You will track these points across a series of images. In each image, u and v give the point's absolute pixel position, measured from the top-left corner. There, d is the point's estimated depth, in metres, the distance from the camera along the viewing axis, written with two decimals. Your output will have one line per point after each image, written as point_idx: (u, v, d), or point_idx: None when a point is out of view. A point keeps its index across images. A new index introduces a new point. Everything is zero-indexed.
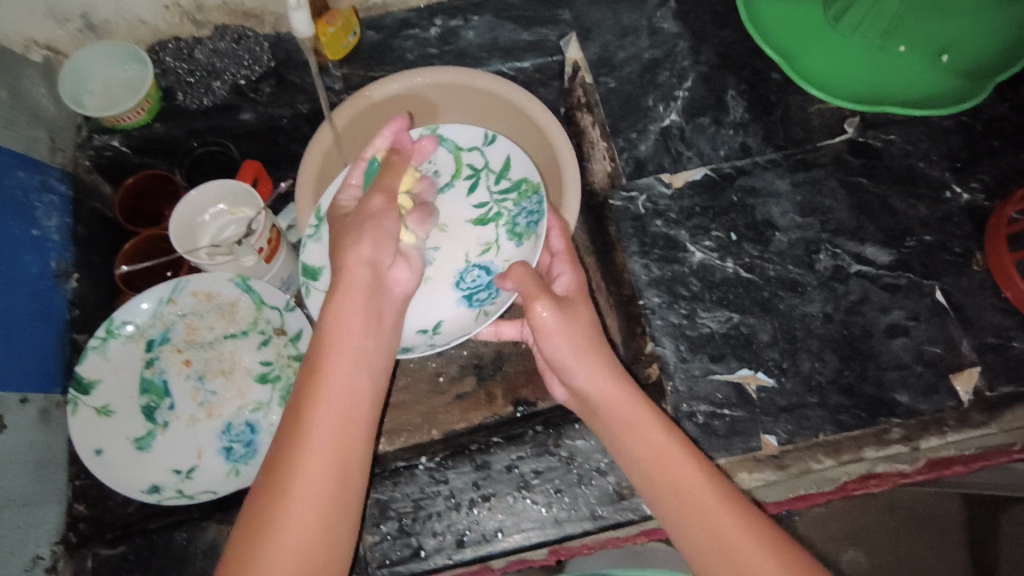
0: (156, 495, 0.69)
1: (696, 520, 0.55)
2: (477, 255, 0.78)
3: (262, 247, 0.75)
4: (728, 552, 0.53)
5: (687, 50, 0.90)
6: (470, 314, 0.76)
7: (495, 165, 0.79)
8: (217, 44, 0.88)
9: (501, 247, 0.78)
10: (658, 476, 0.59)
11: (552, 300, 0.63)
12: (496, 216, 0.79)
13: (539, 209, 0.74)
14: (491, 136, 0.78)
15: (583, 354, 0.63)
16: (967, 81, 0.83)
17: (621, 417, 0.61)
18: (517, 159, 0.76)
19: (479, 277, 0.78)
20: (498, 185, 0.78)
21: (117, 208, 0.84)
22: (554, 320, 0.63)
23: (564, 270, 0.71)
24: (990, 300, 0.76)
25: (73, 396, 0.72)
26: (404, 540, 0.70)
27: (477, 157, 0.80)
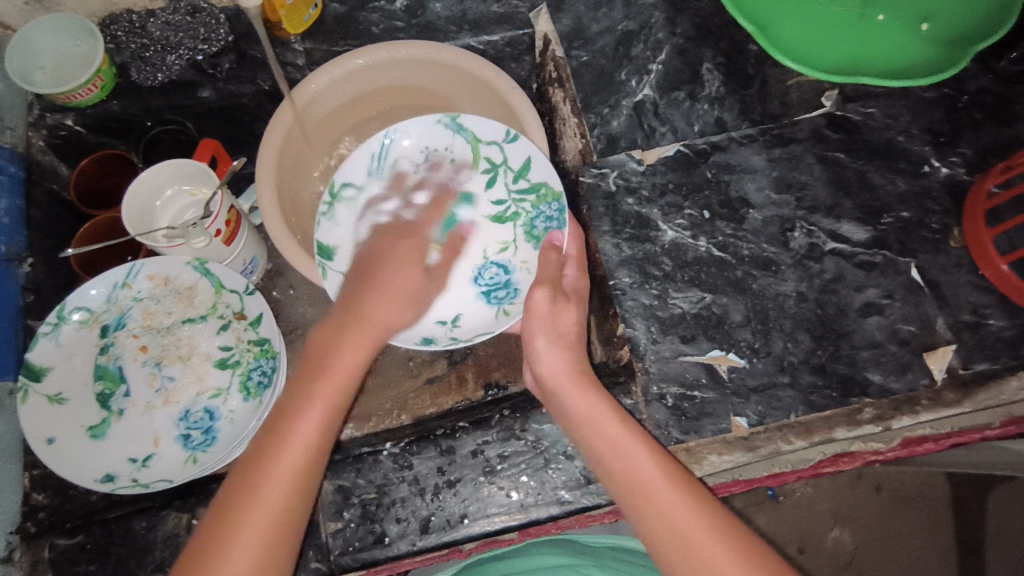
0: (110, 484, 0.68)
1: (645, 501, 0.54)
2: (495, 254, 0.78)
3: (218, 229, 0.71)
4: (675, 530, 0.52)
5: (663, 21, 0.86)
6: (488, 311, 0.76)
7: (514, 164, 0.76)
8: (171, 17, 0.85)
9: (518, 247, 0.78)
10: (612, 460, 0.58)
11: (550, 288, 0.67)
12: (514, 215, 0.78)
13: (559, 218, 0.74)
14: (513, 133, 0.73)
15: (552, 341, 0.66)
16: (946, 48, 0.77)
17: (581, 403, 0.62)
18: (537, 163, 0.73)
19: (496, 274, 0.78)
20: (516, 186, 0.76)
21: (72, 188, 0.80)
22: (547, 305, 0.67)
23: (570, 271, 0.72)
24: (967, 277, 0.74)
25: (23, 382, 0.69)
26: (367, 527, 0.69)
27: (496, 151, 0.76)
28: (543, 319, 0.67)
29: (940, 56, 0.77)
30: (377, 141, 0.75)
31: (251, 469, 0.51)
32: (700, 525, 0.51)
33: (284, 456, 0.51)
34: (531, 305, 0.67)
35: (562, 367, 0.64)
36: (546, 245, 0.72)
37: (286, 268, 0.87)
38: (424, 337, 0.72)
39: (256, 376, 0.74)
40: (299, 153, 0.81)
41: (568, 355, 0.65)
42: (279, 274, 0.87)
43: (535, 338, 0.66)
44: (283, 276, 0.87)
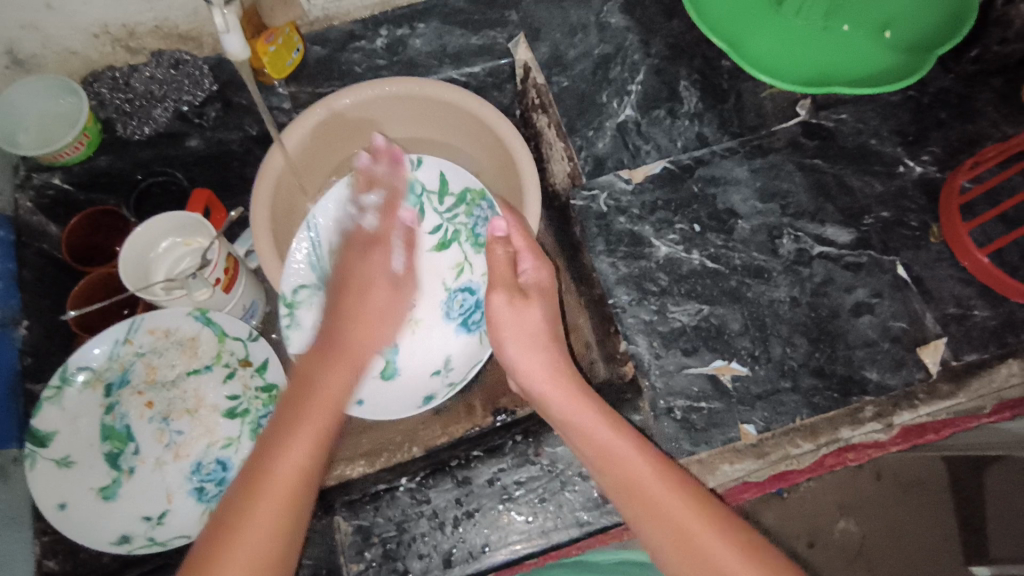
0: (126, 546, 0.67)
1: (636, 494, 0.58)
2: (454, 280, 0.81)
3: (218, 278, 0.72)
4: (664, 519, 0.55)
5: (637, 43, 0.89)
6: (472, 339, 0.79)
7: (432, 186, 0.80)
8: (155, 71, 0.85)
9: (473, 263, 0.81)
10: (594, 453, 0.62)
11: (506, 288, 0.71)
12: (455, 234, 0.81)
13: (494, 212, 0.76)
14: (417, 159, 0.79)
15: (524, 346, 0.69)
16: (909, 54, 0.80)
17: (563, 403, 0.66)
18: (453, 174, 0.79)
19: (465, 300, 0.80)
20: (443, 204, 0.81)
21: (65, 246, 0.79)
22: (507, 310, 0.71)
23: (527, 264, 0.73)
24: (949, 271, 0.78)
25: (30, 450, 0.69)
26: (389, 566, 0.69)
27: (411, 183, 0.81)
28: (511, 324, 0.70)
29: (904, 62, 0.80)
30: (302, 235, 0.75)
31: (225, 525, 0.51)
32: (686, 510, 0.55)
33: (276, 477, 0.54)
34: (495, 315, 0.71)
35: (540, 370, 0.68)
36: (490, 241, 0.72)
37: None
38: (425, 397, 0.76)
39: (267, 423, 0.74)
40: (289, 200, 0.80)
41: (549, 355, 0.69)
42: (278, 315, 0.86)
43: (506, 345, 0.70)
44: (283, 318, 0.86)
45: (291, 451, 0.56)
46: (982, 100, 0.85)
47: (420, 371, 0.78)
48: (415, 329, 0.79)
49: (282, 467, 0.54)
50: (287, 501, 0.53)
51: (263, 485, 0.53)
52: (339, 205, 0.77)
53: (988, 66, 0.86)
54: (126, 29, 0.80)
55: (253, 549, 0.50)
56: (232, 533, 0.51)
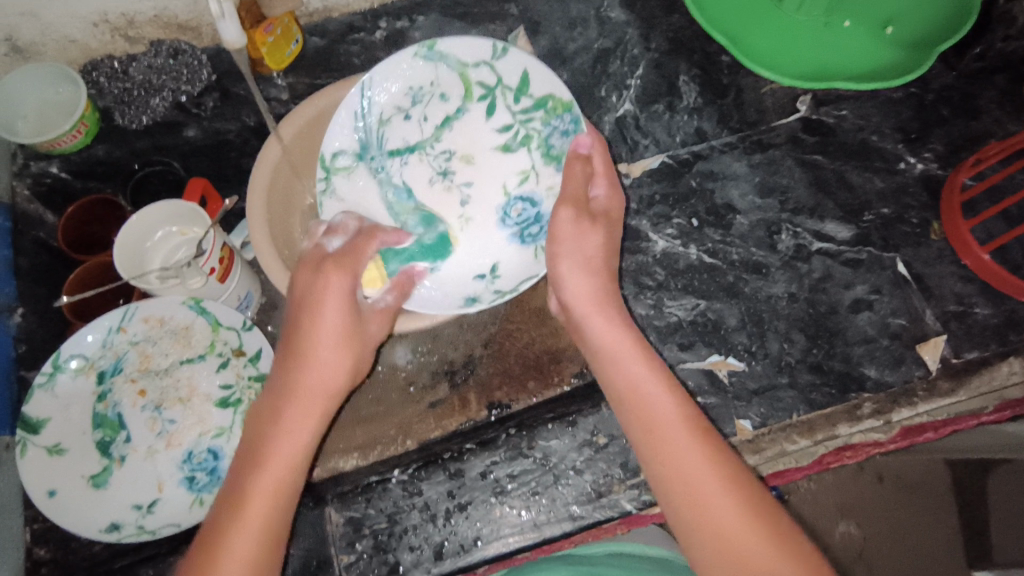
0: (116, 533, 0.67)
1: (659, 443, 0.53)
2: (516, 187, 0.75)
3: (212, 268, 0.71)
4: (689, 486, 0.51)
5: (637, 38, 0.88)
6: (525, 252, 0.74)
7: (510, 82, 0.74)
8: (152, 60, 0.85)
9: (539, 173, 0.75)
10: (626, 396, 0.56)
11: (575, 207, 0.65)
12: (525, 139, 0.75)
13: (575, 128, 0.72)
14: (502, 48, 0.72)
15: (578, 266, 0.63)
16: (910, 51, 0.80)
17: (602, 333, 0.61)
18: (536, 73, 0.72)
19: (523, 211, 0.75)
20: (518, 105, 0.74)
21: (60, 236, 0.79)
22: (570, 225, 0.64)
23: (599, 189, 0.67)
24: (950, 268, 0.77)
25: (21, 436, 0.69)
26: (380, 558, 0.69)
27: (486, 74, 0.74)
28: (570, 242, 0.64)
29: (904, 59, 0.80)
30: (356, 97, 0.72)
31: (212, 537, 0.50)
32: (712, 470, 0.51)
33: (256, 495, 0.51)
34: (555, 225, 0.64)
35: (585, 295, 0.62)
36: (571, 155, 0.68)
37: (280, 300, 0.86)
38: (468, 298, 0.71)
39: None
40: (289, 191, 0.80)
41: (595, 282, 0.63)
42: (273, 307, 0.85)
43: (558, 262, 0.64)
44: (278, 309, 0.85)
45: (262, 477, 0.52)
46: (985, 97, 0.84)
47: (465, 272, 0.74)
48: (466, 225, 0.75)
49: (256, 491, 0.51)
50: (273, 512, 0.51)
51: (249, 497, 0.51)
52: (400, 72, 0.73)
53: (992, 63, 0.85)
54: (125, 18, 0.80)
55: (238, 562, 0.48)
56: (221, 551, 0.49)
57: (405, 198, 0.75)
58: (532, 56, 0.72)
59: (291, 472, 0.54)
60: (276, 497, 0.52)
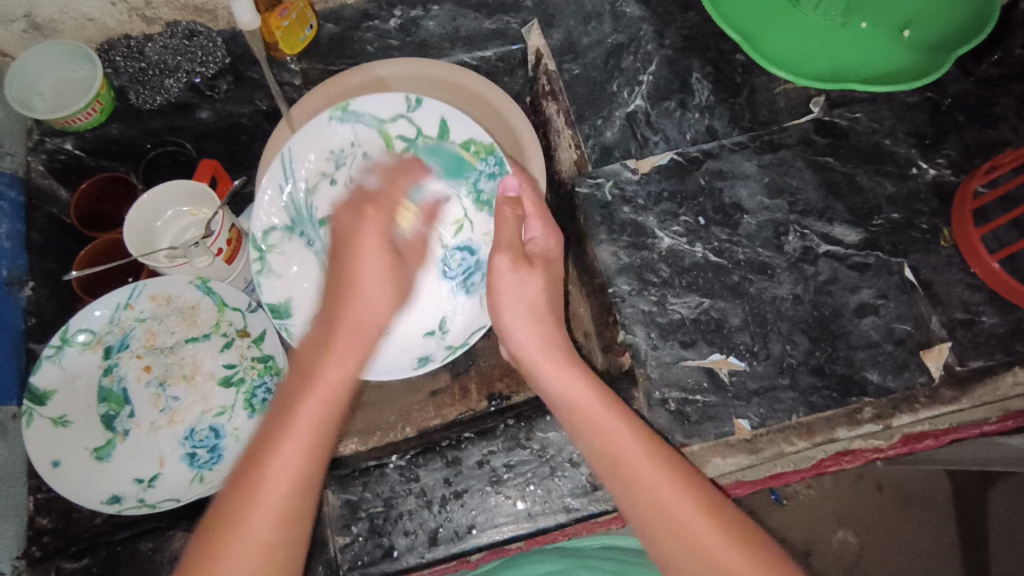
0: (117, 506, 0.68)
1: (630, 481, 0.56)
2: (453, 238, 0.81)
3: (219, 247, 0.75)
4: (663, 507, 0.54)
5: (652, 34, 0.88)
6: (471, 301, 0.81)
7: (428, 132, 0.75)
8: (168, 41, 0.86)
9: (472, 221, 0.81)
10: (592, 435, 0.60)
11: (510, 254, 0.70)
12: (455, 188, 0.79)
13: (500, 170, 0.74)
14: (414, 100, 0.73)
15: (523, 316, 0.69)
16: (928, 54, 0.79)
17: (557, 377, 0.64)
18: (454, 120, 0.73)
19: (462, 259, 0.81)
20: (442, 154, 0.77)
21: (72, 212, 0.80)
22: (509, 276, 0.69)
23: (535, 232, 0.72)
24: (958, 275, 0.76)
25: (28, 406, 0.69)
26: (375, 541, 0.69)
27: (404, 126, 0.76)
28: (511, 289, 0.70)
29: (921, 62, 0.79)
30: (278, 174, 0.74)
31: (236, 500, 0.50)
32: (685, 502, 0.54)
33: (279, 460, 0.51)
34: (496, 279, 0.70)
35: (535, 342, 0.67)
36: (501, 200, 0.71)
37: None
38: (420, 358, 0.77)
39: (261, 393, 0.75)
40: None
41: (542, 326, 0.69)
42: None
43: (504, 313, 0.70)
44: None
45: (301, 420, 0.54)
46: (1002, 105, 0.83)
47: (414, 331, 0.79)
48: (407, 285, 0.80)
49: (290, 451, 0.52)
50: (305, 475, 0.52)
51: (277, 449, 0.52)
52: (319, 139, 0.75)
53: (1010, 69, 0.84)
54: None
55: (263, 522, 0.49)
56: (246, 510, 0.49)
57: None
58: (446, 103, 0.73)
59: (318, 446, 0.53)
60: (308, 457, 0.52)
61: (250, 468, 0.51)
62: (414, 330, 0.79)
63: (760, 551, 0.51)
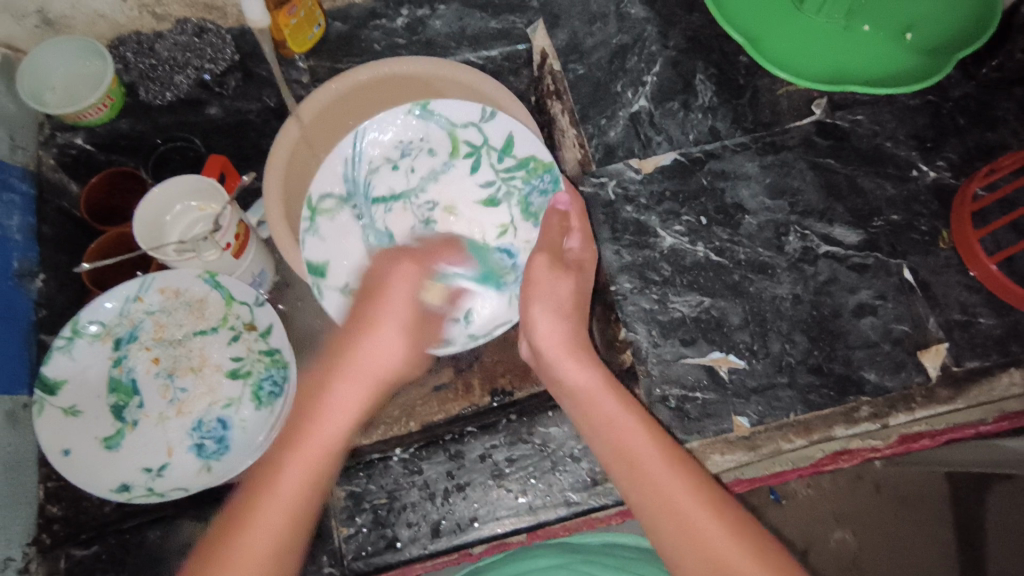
0: (126, 494, 0.69)
1: (638, 473, 0.57)
2: (495, 240, 0.79)
3: (229, 243, 0.74)
4: (665, 497, 0.55)
5: (656, 35, 0.89)
6: (501, 298, 0.77)
7: (496, 142, 0.78)
8: (178, 37, 0.87)
9: (517, 228, 0.78)
10: (601, 427, 0.61)
11: (550, 255, 0.70)
12: (506, 194, 0.79)
13: (554, 186, 0.76)
14: (490, 112, 0.76)
15: (549, 310, 0.68)
16: (928, 57, 0.81)
17: (577, 377, 0.64)
18: (520, 135, 0.76)
19: (501, 260, 0.78)
20: (502, 163, 0.79)
21: (82, 205, 0.81)
22: (545, 274, 0.69)
23: (575, 242, 0.72)
24: (956, 277, 0.77)
25: (39, 396, 0.71)
26: (379, 532, 0.70)
27: (474, 133, 0.78)
28: (545, 287, 0.68)
29: (922, 65, 0.80)
30: (348, 146, 0.77)
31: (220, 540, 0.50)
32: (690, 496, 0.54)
33: (273, 498, 0.52)
34: (531, 272, 0.69)
35: (558, 342, 0.67)
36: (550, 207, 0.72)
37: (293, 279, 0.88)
38: (441, 341, 0.73)
39: (267, 386, 0.76)
40: (303, 170, 0.81)
41: (565, 322, 0.68)
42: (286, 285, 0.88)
43: (532, 305, 0.68)
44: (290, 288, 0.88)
45: (292, 466, 0.54)
46: (1001, 109, 0.84)
47: None
48: None
49: (277, 494, 0.52)
50: (286, 526, 0.51)
51: (263, 498, 0.52)
52: (392, 128, 0.79)
53: (1011, 73, 0.85)
54: None
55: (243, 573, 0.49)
56: (223, 555, 0.49)
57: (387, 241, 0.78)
58: (518, 121, 0.76)
59: (312, 489, 0.53)
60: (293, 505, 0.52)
61: (237, 513, 0.52)
62: None
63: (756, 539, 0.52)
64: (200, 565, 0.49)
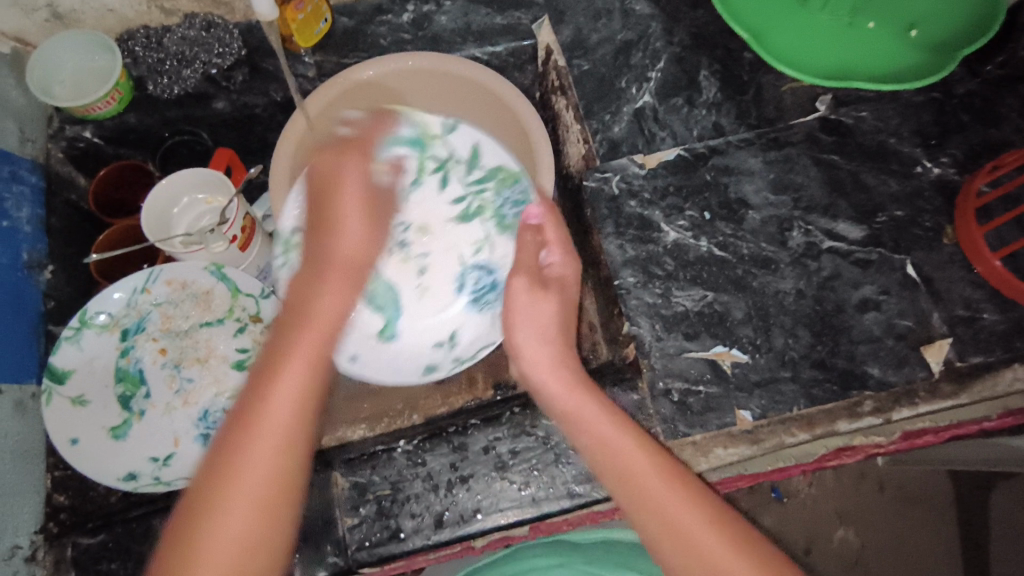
0: (133, 482, 0.70)
1: (639, 498, 0.56)
2: (471, 256, 0.82)
3: (235, 235, 0.77)
4: (670, 524, 0.54)
5: (660, 31, 0.89)
6: (482, 316, 0.80)
7: (461, 155, 0.83)
8: (186, 32, 0.87)
9: (492, 243, 0.82)
10: (597, 453, 0.60)
11: (529, 275, 0.70)
12: (478, 209, 0.83)
13: (523, 196, 0.79)
14: (452, 124, 0.82)
15: (536, 333, 0.68)
16: (933, 53, 0.80)
17: (565, 397, 0.64)
18: (484, 147, 0.81)
19: (479, 279, 0.82)
20: (470, 177, 0.83)
21: (91, 198, 0.83)
22: (524, 295, 0.69)
23: (554, 256, 0.72)
24: (960, 273, 0.77)
25: (47, 385, 0.72)
26: (382, 522, 0.71)
27: (440, 149, 0.83)
28: (526, 311, 0.69)
29: (927, 61, 0.80)
30: None
31: (211, 485, 0.49)
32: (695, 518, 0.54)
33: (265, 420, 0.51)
34: (512, 299, 0.70)
35: (544, 361, 0.66)
36: (522, 225, 0.73)
37: None
38: (426, 366, 0.77)
39: None
40: None
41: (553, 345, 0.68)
42: None
43: (518, 330, 0.68)
44: None
45: (282, 388, 0.52)
46: (1006, 105, 0.84)
47: (423, 342, 0.79)
48: (424, 295, 0.81)
49: (270, 423, 0.51)
50: (278, 465, 0.50)
51: (255, 429, 0.50)
52: None
53: (1015, 70, 0.85)
54: None
55: (245, 501, 0.49)
56: (218, 497, 0.48)
57: (366, 268, 0.79)
58: (480, 132, 0.82)
59: (293, 436, 0.51)
60: (286, 437, 0.51)
61: (227, 451, 0.50)
62: (424, 340, 0.79)
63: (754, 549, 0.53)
64: (193, 507, 0.48)
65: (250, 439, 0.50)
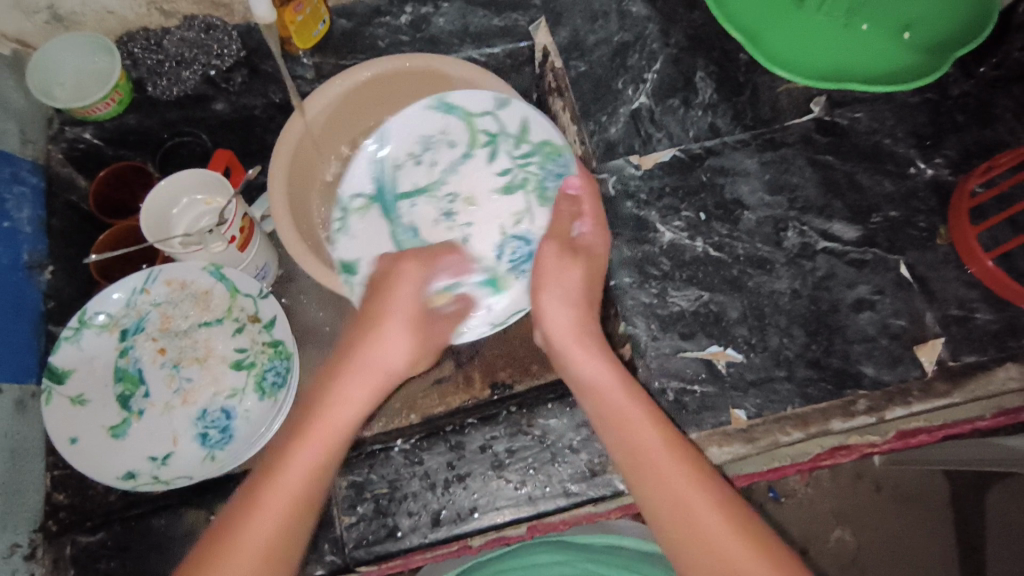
0: (132, 481, 0.71)
1: (654, 476, 0.56)
2: (512, 226, 0.77)
3: (234, 235, 0.75)
4: (683, 507, 0.54)
5: (657, 33, 0.90)
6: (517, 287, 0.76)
7: (512, 129, 0.78)
8: (186, 34, 0.88)
9: (534, 214, 0.77)
10: (614, 425, 0.60)
11: (557, 241, 0.70)
12: (523, 182, 0.78)
13: (568, 170, 0.76)
14: (505, 99, 0.77)
15: (561, 299, 0.67)
16: (928, 54, 0.81)
17: (593, 371, 0.63)
18: (536, 121, 0.77)
19: (518, 249, 0.76)
20: (519, 150, 0.78)
21: (92, 199, 0.83)
22: (551, 258, 0.69)
23: (586, 227, 0.71)
24: (954, 274, 0.77)
25: (47, 385, 0.73)
26: (380, 521, 0.71)
27: (490, 122, 0.78)
28: (552, 275, 0.68)
29: (920, 63, 0.81)
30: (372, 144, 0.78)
31: (218, 534, 0.51)
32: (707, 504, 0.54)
33: (282, 485, 0.53)
34: (540, 260, 0.70)
35: (567, 329, 0.66)
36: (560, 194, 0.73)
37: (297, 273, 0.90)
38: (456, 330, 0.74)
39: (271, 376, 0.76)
40: (310, 162, 0.83)
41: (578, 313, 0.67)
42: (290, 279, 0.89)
43: (543, 290, 0.68)
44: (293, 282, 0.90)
45: (305, 450, 0.55)
46: (1000, 106, 0.84)
47: None
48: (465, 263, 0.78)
49: (285, 479, 0.53)
50: (283, 529, 0.52)
51: (266, 492, 0.52)
52: (415, 124, 0.79)
53: (1009, 71, 0.86)
54: None
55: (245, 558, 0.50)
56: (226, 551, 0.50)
57: (412, 236, 0.77)
58: (533, 107, 0.78)
59: (299, 505, 0.53)
60: (291, 501, 0.53)
61: (239, 506, 0.52)
62: None
63: (771, 551, 0.51)
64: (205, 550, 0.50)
65: (257, 504, 0.52)
